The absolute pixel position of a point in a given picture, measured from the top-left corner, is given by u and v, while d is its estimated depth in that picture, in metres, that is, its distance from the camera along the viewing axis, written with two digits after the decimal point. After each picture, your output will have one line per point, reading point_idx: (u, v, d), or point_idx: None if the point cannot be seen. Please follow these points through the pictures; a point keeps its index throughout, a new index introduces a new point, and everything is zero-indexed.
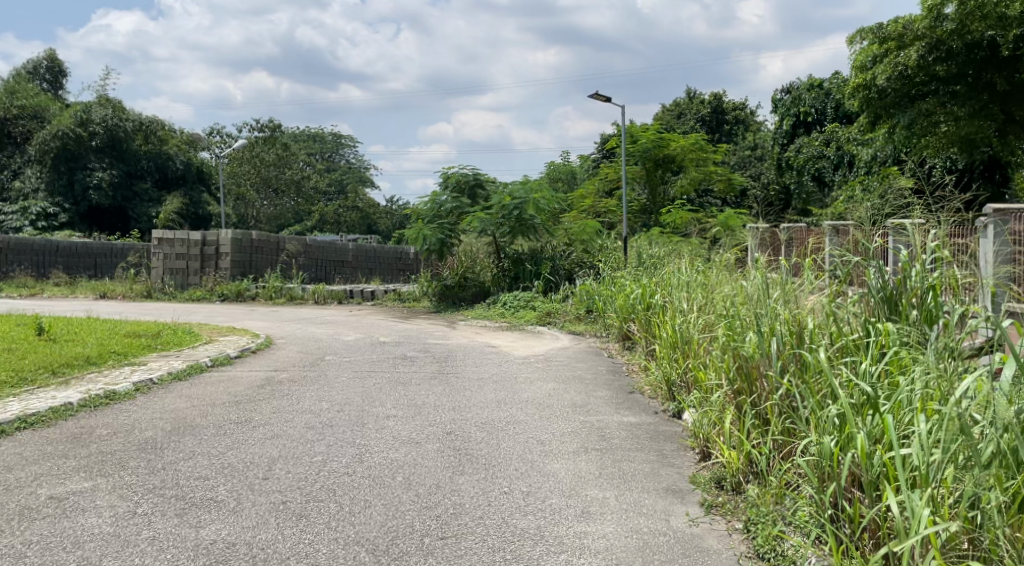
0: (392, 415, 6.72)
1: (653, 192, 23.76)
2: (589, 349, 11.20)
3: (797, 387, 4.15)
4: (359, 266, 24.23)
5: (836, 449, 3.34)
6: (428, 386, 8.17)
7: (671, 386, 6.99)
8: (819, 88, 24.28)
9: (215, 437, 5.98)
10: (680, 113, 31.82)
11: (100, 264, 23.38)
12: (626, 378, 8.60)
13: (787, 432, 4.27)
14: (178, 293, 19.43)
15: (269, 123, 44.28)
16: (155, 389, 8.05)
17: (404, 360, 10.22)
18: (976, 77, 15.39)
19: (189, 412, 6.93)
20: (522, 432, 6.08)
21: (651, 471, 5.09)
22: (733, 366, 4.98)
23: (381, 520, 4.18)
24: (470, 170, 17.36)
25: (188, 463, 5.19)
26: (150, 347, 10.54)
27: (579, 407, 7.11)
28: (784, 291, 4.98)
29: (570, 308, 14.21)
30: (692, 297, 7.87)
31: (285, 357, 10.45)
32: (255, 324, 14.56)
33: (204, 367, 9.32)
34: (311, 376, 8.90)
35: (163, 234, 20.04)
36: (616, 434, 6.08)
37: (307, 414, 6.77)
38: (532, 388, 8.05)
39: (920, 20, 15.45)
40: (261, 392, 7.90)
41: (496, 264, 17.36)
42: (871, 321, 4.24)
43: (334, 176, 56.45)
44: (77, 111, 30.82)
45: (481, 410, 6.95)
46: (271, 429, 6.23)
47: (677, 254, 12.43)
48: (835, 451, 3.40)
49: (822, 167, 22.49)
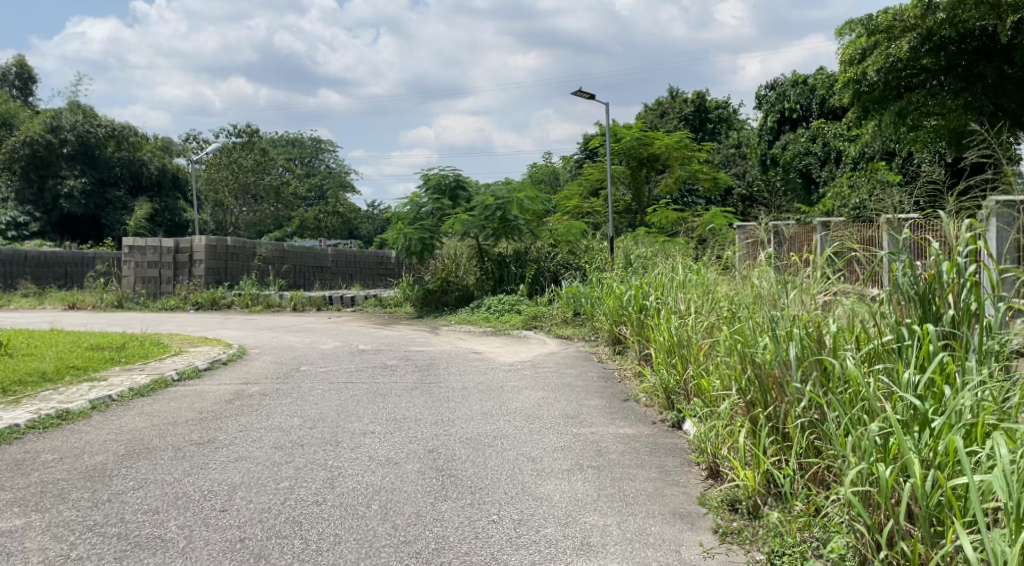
0: (370, 431, 6.18)
1: (638, 191, 23.33)
2: (579, 354, 10.70)
3: (822, 398, 3.65)
4: (339, 272, 23.66)
5: (890, 476, 2.84)
6: (409, 397, 7.64)
7: (669, 395, 6.52)
8: (804, 83, 23.93)
9: (172, 461, 5.42)
10: (664, 112, 31.43)
11: (71, 274, 22.61)
12: (619, 385, 8.11)
13: (812, 450, 3.77)
14: (150, 302, 18.76)
15: (246, 128, 43.51)
16: (114, 407, 7.48)
17: (384, 369, 9.67)
18: (967, 68, 15.07)
19: (146, 433, 6.37)
20: (512, 449, 5.56)
21: (654, 491, 4.59)
22: (743, 372, 4.47)
23: (352, 560, 3.65)
24: (451, 171, 16.84)
25: (138, 494, 4.64)
26: (113, 360, 9.94)
27: (571, 418, 6.59)
28: (799, 291, 4.46)
29: (556, 311, 13.70)
30: (689, 299, 7.40)
31: (258, 369, 9.89)
32: (228, 333, 13.97)
33: (169, 382, 8.74)
34: (284, 388, 8.34)
35: (134, 242, 19.32)
36: (613, 449, 5.57)
37: (275, 433, 6.22)
38: (521, 397, 7.52)
39: (911, 8, 14.97)
40: (229, 408, 7.33)
41: (479, 267, 16.84)
42: (903, 320, 3.75)
43: (313, 181, 55.66)
44: (46, 118, 30.14)
45: (466, 423, 6.42)
46: (234, 451, 5.68)
47: (666, 254, 11.97)
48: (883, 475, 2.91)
49: (809, 164, 22.08)
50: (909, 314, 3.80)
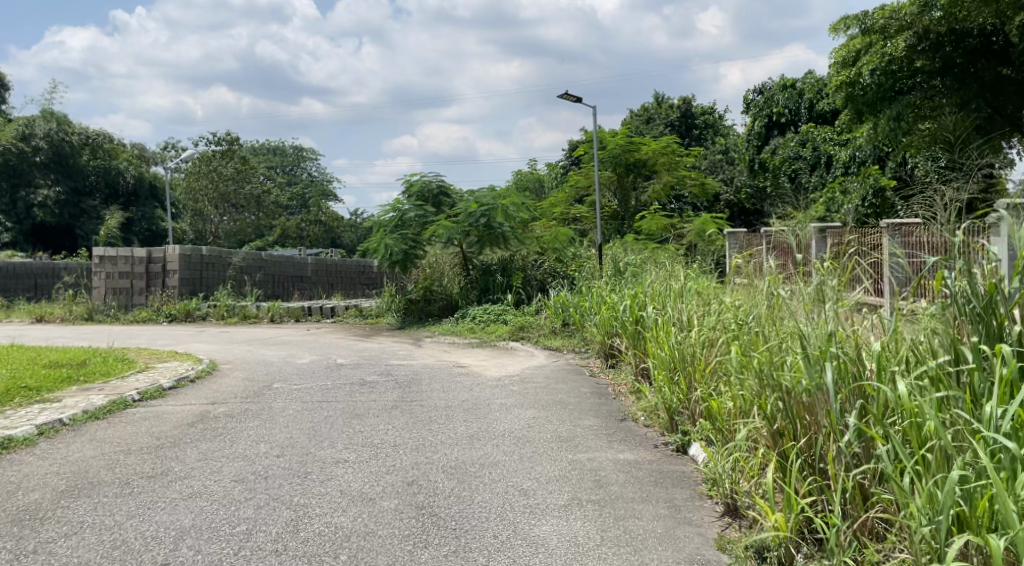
0: (343, 459, 5.57)
1: (624, 197, 22.71)
2: (569, 367, 10.13)
3: (875, 433, 3.07)
4: (318, 281, 23.02)
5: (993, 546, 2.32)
6: (388, 418, 7.02)
7: (673, 415, 5.95)
8: (793, 88, 23.57)
9: (116, 499, 4.79)
10: (649, 118, 31.01)
11: (40, 286, 21.85)
12: (614, 402, 7.54)
13: (861, 492, 3.19)
14: (121, 314, 18.03)
15: (226, 136, 42.70)
16: (64, 433, 6.84)
17: (363, 386, 9.04)
18: (963, 69, 14.62)
19: (93, 464, 5.73)
20: (500, 480, 4.96)
21: (664, 533, 4.00)
22: (766, 397, 3.86)
23: None
24: (434, 177, 16.26)
25: (69, 543, 4.01)
26: (71, 379, 9.27)
27: (564, 442, 5.99)
28: (814, 301, 3.84)
29: (544, 322, 13.15)
30: (691, 312, 6.84)
31: (228, 387, 9.24)
32: (199, 347, 13.28)
33: (129, 403, 8.10)
34: (253, 409, 7.71)
35: (104, 251, 18.53)
36: (614, 479, 4.97)
37: (237, 462, 5.59)
38: (509, 418, 6.92)
39: (908, 6, 14.44)
40: (190, 433, 6.70)
41: (464, 275, 16.20)
42: (962, 338, 3.18)
43: (296, 190, 54.90)
44: (18, 125, 29.29)
45: (450, 448, 5.82)
46: (189, 485, 5.06)
47: (656, 261, 11.50)
48: (983, 542, 2.38)
49: (798, 169, 21.74)
50: (967, 330, 3.18)
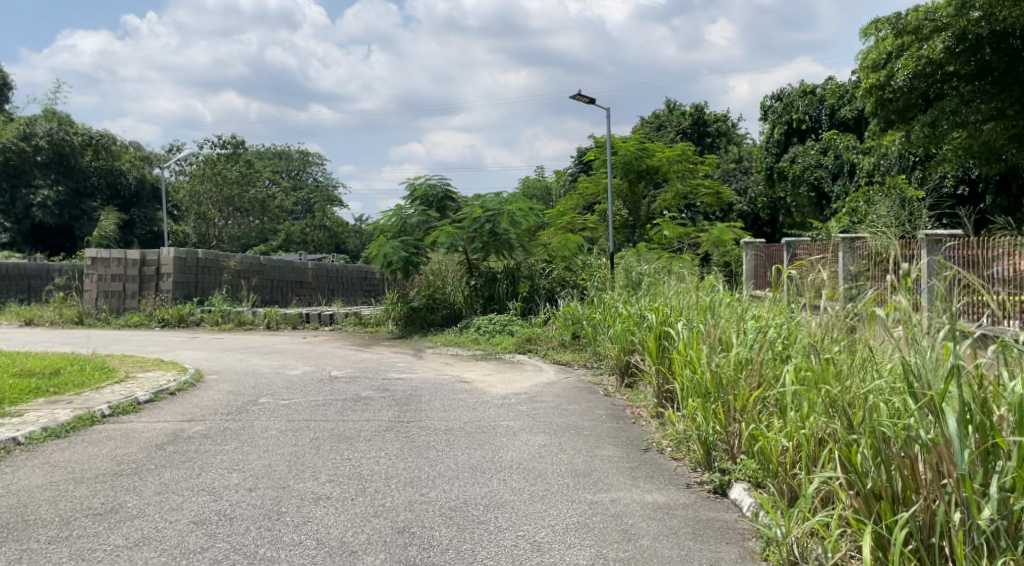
0: (324, 496, 4.76)
1: (636, 204, 21.79)
2: (580, 384, 9.31)
3: None
4: (318, 287, 22.29)
5: None
6: (381, 443, 6.20)
7: (710, 450, 5.13)
8: (813, 94, 22.74)
9: (48, 545, 4.00)
10: (661, 125, 30.21)
11: (33, 287, 21.08)
12: (634, 429, 6.71)
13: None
14: (112, 318, 17.22)
15: (230, 139, 41.96)
16: (16, 455, 6.04)
17: (356, 402, 8.21)
18: (1003, 72, 13.58)
19: (36, 496, 4.93)
20: (510, 529, 4.15)
21: None
22: (853, 445, 3.19)
23: None
24: (439, 180, 15.49)
25: None
26: (41, 391, 8.49)
27: (582, 478, 5.16)
28: (904, 325, 3.28)
29: (553, 334, 12.34)
30: (724, 329, 6.02)
31: (209, 401, 8.43)
32: (187, 356, 12.45)
33: (97, 418, 7.30)
34: (231, 429, 6.89)
35: (96, 254, 17.72)
36: (644, 530, 4.15)
37: (202, 498, 4.79)
38: (516, 445, 6.10)
39: (945, 7, 13.63)
40: (157, 457, 5.90)
41: (468, 283, 15.32)
42: None
43: (300, 194, 54.19)
44: (19, 124, 28.61)
45: (449, 484, 5.01)
46: (139, 527, 4.26)
47: (674, 271, 10.72)
48: None
49: (820, 177, 21.11)
50: None
